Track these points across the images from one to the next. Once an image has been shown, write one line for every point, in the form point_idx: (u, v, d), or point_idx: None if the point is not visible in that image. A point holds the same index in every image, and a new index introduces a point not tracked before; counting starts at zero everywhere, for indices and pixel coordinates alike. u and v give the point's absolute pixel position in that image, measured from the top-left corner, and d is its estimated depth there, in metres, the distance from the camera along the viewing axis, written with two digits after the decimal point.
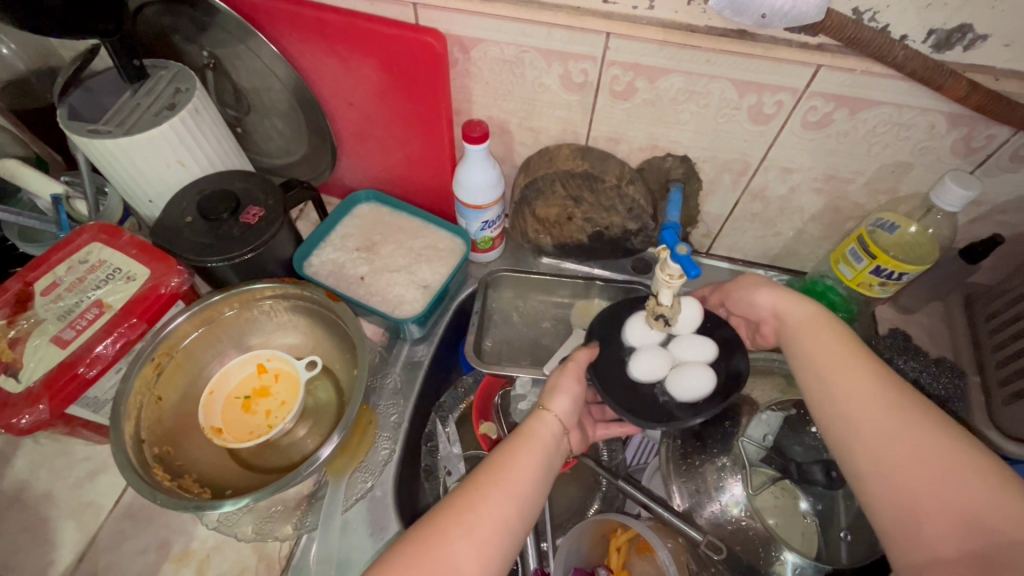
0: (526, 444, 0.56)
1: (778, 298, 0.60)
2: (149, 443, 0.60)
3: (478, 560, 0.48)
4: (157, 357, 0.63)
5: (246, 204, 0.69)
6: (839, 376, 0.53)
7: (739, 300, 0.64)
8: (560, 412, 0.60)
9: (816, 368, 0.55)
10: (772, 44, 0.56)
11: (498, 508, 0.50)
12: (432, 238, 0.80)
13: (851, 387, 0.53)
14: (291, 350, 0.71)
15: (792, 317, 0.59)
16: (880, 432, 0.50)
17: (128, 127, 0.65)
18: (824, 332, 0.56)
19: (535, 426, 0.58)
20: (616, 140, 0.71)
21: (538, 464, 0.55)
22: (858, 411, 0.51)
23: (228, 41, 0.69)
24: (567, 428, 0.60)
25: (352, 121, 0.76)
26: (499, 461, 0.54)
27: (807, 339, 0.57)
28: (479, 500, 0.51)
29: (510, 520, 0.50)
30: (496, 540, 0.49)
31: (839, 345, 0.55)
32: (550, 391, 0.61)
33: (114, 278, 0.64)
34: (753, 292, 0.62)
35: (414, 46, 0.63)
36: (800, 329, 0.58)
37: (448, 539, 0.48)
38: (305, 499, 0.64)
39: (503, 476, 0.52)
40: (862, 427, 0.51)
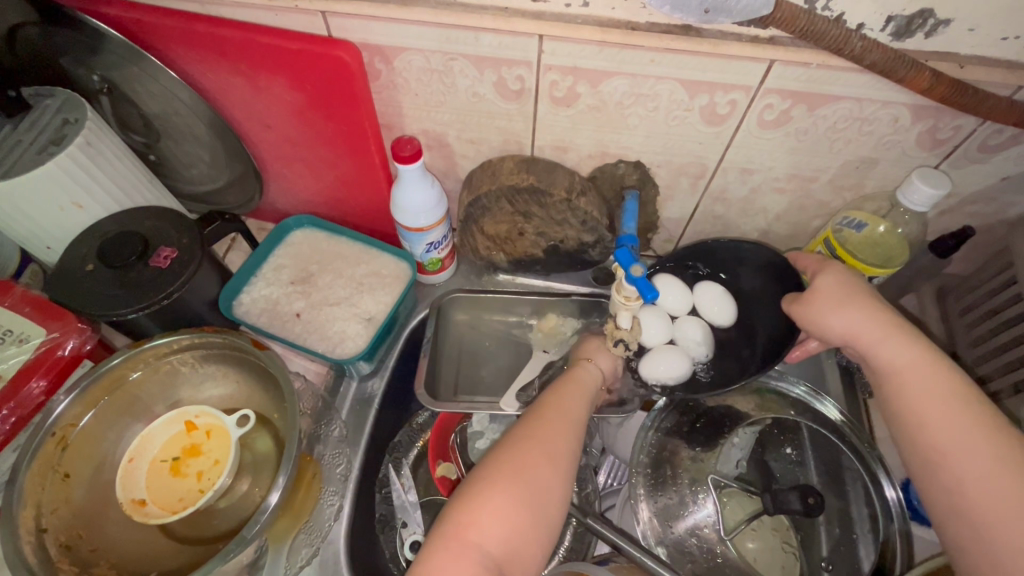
0: (575, 388, 0.58)
1: (863, 329, 0.54)
2: (54, 531, 0.53)
3: (557, 487, 0.51)
4: (59, 430, 0.56)
5: (155, 245, 0.61)
6: (935, 411, 0.50)
7: (810, 320, 0.56)
8: (602, 364, 0.62)
9: (909, 401, 0.51)
10: (721, 39, 0.51)
11: (568, 442, 0.53)
12: (374, 264, 0.73)
13: (951, 433, 0.49)
14: (223, 401, 0.64)
15: (880, 353, 0.54)
16: (980, 477, 0.47)
17: (5, 169, 0.57)
18: (925, 373, 0.52)
19: (582, 375, 0.60)
20: (563, 149, 0.66)
21: (588, 406, 0.58)
22: (950, 425, 0.49)
23: (118, 64, 0.61)
24: (607, 379, 0.62)
25: (272, 143, 0.70)
26: (558, 402, 0.56)
27: (902, 377, 0.52)
28: (551, 431, 0.53)
29: (574, 451, 0.53)
30: (568, 470, 0.52)
31: (941, 387, 0.51)
32: (594, 346, 0.64)
33: (5, 342, 0.57)
34: (834, 313, 0.54)
35: (325, 61, 0.57)
36: (895, 365, 0.53)
37: (527, 471, 0.50)
38: (244, 571, 0.56)
39: (565, 413, 0.55)
40: (958, 466, 0.48)
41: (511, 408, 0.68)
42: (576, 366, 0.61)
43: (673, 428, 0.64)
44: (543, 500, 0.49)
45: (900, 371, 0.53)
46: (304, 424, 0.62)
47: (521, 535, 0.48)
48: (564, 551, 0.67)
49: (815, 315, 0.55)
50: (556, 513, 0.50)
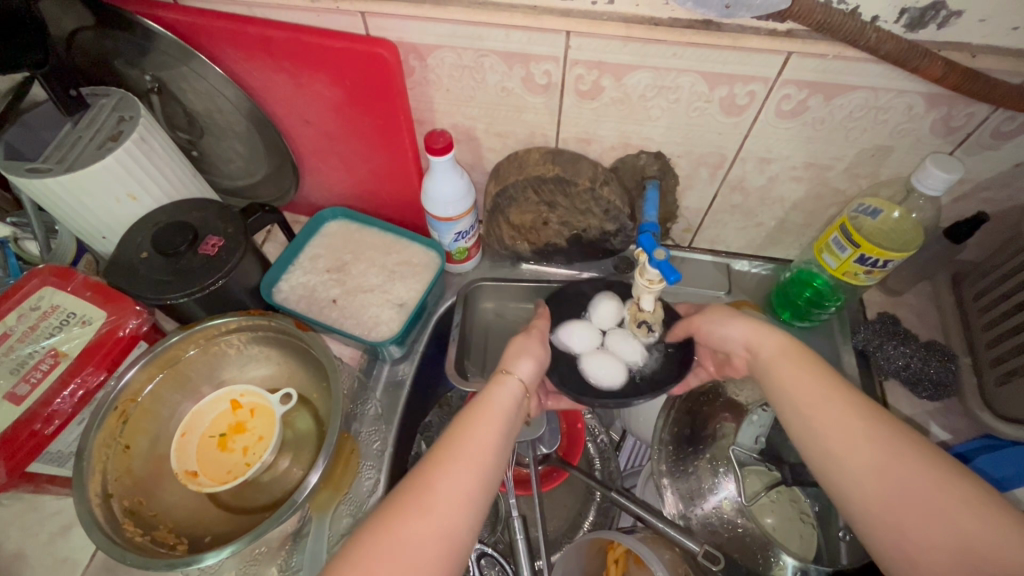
0: (478, 412, 0.52)
1: (749, 330, 0.56)
2: (119, 496, 0.58)
3: (437, 532, 0.44)
4: (121, 405, 0.60)
5: (204, 234, 0.65)
6: (824, 413, 0.49)
7: (711, 331, 0.60)
8: (523, 376, 0.57)
9: (800, 404, 0.51)
10: (741, 33, 0.53)
11: (455, 480, 0.47)
12: (406, 253, 0.77)
13: (843, 433, 0.48)
14: (265, 382, 0.68)
15: (763, 351, 0.55)
16: (880, 475, 0.45)
17: (68, 163, 0.61)
18: (802, 366, 0.52)
19: (493, 394, 0.54)
20: (587, 141, 0.68)
21: (496, 431, 0.51)
22: (846, 441, 0.47)
23: (170, 64, 0.65)
24: (527, 390, 0.57)
25: (310, 138, 0.73)
26: (455, 424, 0.51)
27: (787, 374, 0.52)
28: (428, 467, 0.48)
29: (468, 489, 0.47)
30: (454, 514, 0.45)
31: (821, 381, 0.51)
32: (511, 357, 0.59)
33: (69, 323, 0.61)
34: (731, 321, 0.58)
35: (363, 58, 0.60)
36: (777, 365, 0.53)
37: (399, 513, 0.45)
38: (290, 538, 0.62)
39: (453, 445, 0.49)
40: (857, 469, 0.46)
41: None
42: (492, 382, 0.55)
43: (693, 407, 0.66)
44: (421, 551, 0.43)
45: (784, 370, 0.52)
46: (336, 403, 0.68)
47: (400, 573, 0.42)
48: (588, 525, 0.70)
49: (720, 321, 0.59)
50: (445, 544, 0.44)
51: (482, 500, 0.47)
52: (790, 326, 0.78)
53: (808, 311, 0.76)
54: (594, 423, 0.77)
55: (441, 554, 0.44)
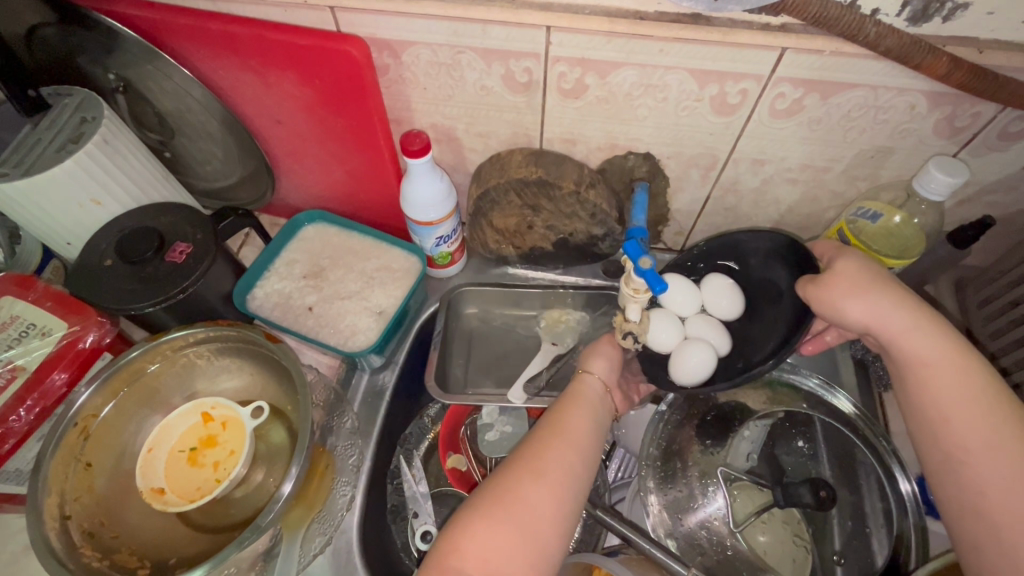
0: (575, 402, 0.58)
1: (874, 313, 0.52)
2: (78, 518, 0.55)
3: (554, 507, 0.50)
4: (81, 421, 0.57)
5: (171, 240, 0.62)
6: (961, 415, 0.49)
7: (827, 307, 0.53)
8: (601, 373, 0.61)
9: (936, 403, 0.50)
10: (731, 27, 0.50)
11: (564, 459, 0.53)
12: (385, 258, 0.74)
13: (976, 438, 0.48)
14: (238, 393, 0.65)
15: (891, 335, 0.52)
16: (994, 478, 0.47)
17: (26, 167, 0.59)
18: (952, 367, 0.50)
19: (580, 388, 0.60)
20: (572, 142, 0.65)
21: (592, 418, 0.57)
22: (975, 445, 0.48)
23: (134, 62, 0.62)
24: (611, 387, 0.61)
25: (283, 139, 0.70)
26: (555, 419, 0.56)
27: (928, 375, 0.51)
28: (546, 451, 0.53)
29: (574, 469, 0.53)
30: (565, 490, 0.51)
31: (967, 385, 0.49)
32: (588, 354, 0.63)
33: (27, 336, 0.58)
34: (856, 299, 0.52)
35: (332, 56, 0.57)
36: (920, 363, 0.51)
37: (521, 491, 0.50)
38: (261, 558, 0.58)
39: (558, 437, 0.54)
40: (981, 473, 0.47)
41: (518, 400, 0.68)
42: (577, 380, 0.61)
43: (680, 420, 0.65)
44: (539, 523, 0.49)
45: (929, 370, 0.51)
46: (315, 415, 0.63)
47: (516, 554, 0.47)
48: (574, 543, 0.66)
49: (831, 301, 0.53)
50: (553, 531, 0.49)
51: (586, 478, 0.53)
52: None
53: None
54: None
55: (555, 529, 0.49)
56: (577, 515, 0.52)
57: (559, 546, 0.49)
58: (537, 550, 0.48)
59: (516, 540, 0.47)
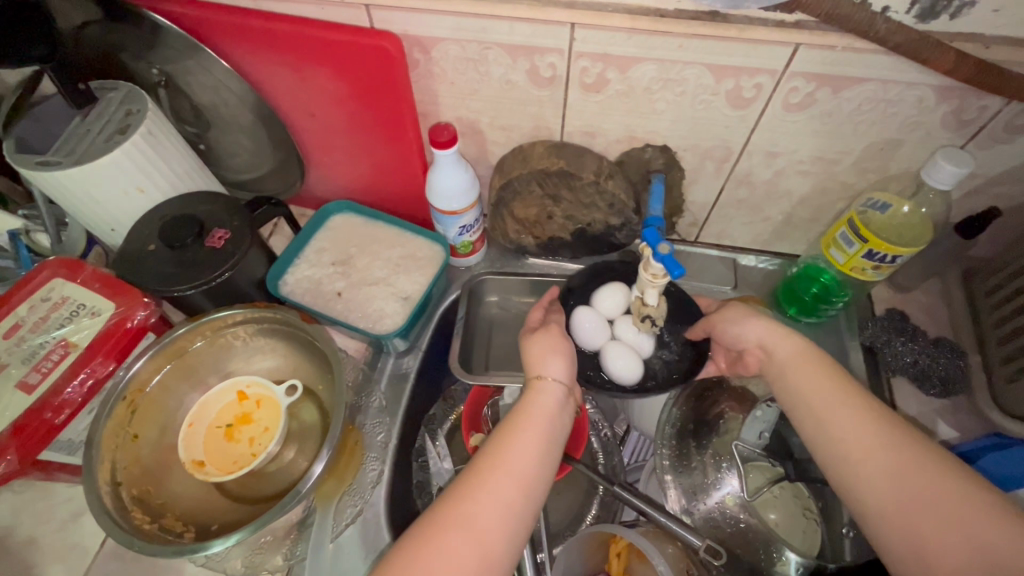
0: (525, 420, 0.52)
1: (765, 330, 0.57)
2: (127, 485, 0.59)
3: (484, 555, 0.43)
4: (129, 395, 0.61)
5: (210, 227, 0.66)
6: (833, 411, 0.49)
7: (723, 333, 0.61)
8: (558, 375, 0.56)
9: (807, 400, 0.51)
10: (747, 24, 0.53)
11: (501, 490, 0.47)
12: (410, 247, 0.77)
13: (845, 424, 0.49)
14: (271, 373, 0.68)
15: (779, 350, 0.55)
16: (888, 473, 0.46)
17: (77, 156, 0.62)
18: (818, 370, 0.52)
19: (536, 397, 0.54)
20: (591, 134, 0.68)
21: (541, 437, 0.51)
22: (857, 445, 0.47)
23: (177, 57, 0.65)
24: (569, 388, 0.56)
25: (315, 132, 0.74)
26: (494, 445, 0.50)
27: (798, 374, 0.53)
28: (477, 492, 0.46)
29: (513, 500, 0.46)
30: (499, 524, 0.45)
31: (830, 379, 0.51)
32: (541, 354, 0.58)
33: (79, 315, 0.62)
34: (744, 323, 0.58)
35: (368, 51, 0.60)
36: (787, 364, 0.54)
37: (440, 543, 0.44)
38: (295, 527, 0.63)
39: (497, 464, 0.48)
40: (866, 468, 0.47)
41: None
42: (531, 390, 0.55)
43: (696, 403, 0.67)
44: (459, 568, 0.43)
45: (796, 368, 0.53)
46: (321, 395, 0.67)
47: None
48: (591, 519, 0.70)
49: (735, 320, 0.59)
50: None
51: (527, 509, 0.47)
52: (796, 322, 0.77)
53: (815, 306, 0.75)
54: (597, 416, 0.75)
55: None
56: (515, 554, 0.46)
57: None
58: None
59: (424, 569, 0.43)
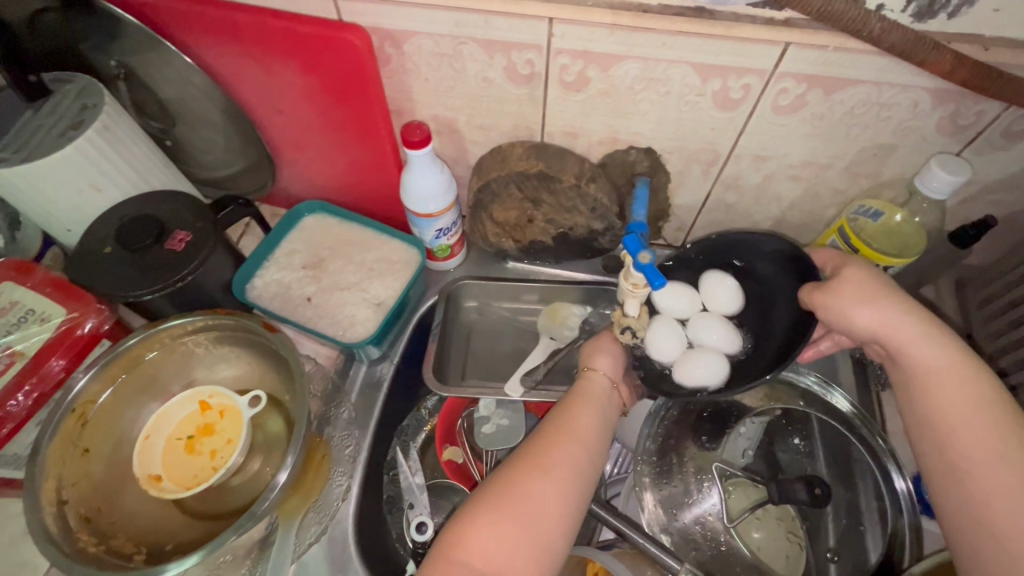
0: (582, 399, 0.58)
1: (889, 320, 0.52)
2: (74, 504, 0.55)
3: (558, 502, 0.50)
4: (78, 408, 0.57)
5: (171, 228, 0.62)
6: (965, 425, 0.49)
7: (835, 313, 0.53)
8: (607, 369, 0.61)
9: (931, 395, 0.51)
10: (734, 21, 0.50)
11: (570, 455, 0.53)
12: (385, 250, 0.74)
13: (966, 425, 0.49)
14: (235, 382, 0.65)
15: (904, 341, 0.52)
16: (992, 478, 0.47)
17: (27, 153, 0.59)
18: (956, 374, 0.50)
19: (587, 385, 0.60)
20: (573, 135, 0.65)
21: (597, 416, 0.57)
22: (971, 447, 0.48)
23: (136, 48, 0.62)
24: (617, 382, 0.61)
25: (284, 129, 0.70)
26: (560, 416, 0.57)
27: (933, 385, 0.51)
28: (552, 448, 0.53)
29: (579, 464, 0.53)
30: (571, 486, 0.51)
31: (972, 396, 0.49)
32: (592, 351, 0.63)
33: (27, 321, 0.58)
34: (863, 305, 0.52)
35: (334, 44, 0.57)
36: (924, 373, 0.51)
37: (526, 488, 0.50)
38: (256, 545, 0.59)
39: (565, 429, 0.55)
40: (983, 483, 0.47)
41: (516, 394, 0.69)
42: (582, 379, 0.60)
43: (680, 416, 0.64)
44: (544, 513, 0.49)
45: (937, 379, 0.51)
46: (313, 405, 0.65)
47: (513, 549, 0.47)
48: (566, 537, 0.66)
49: (838, 310, 0.53)
50: (554, 528, 0.49)
51: (592, 470, 0.54)
52: None
53: None
54: None
55: (558, 525, 0.49)
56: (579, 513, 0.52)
57: (563, 543, 0.50)
58: (544, 546, 0.48)
59: (516, 519, 0.48)
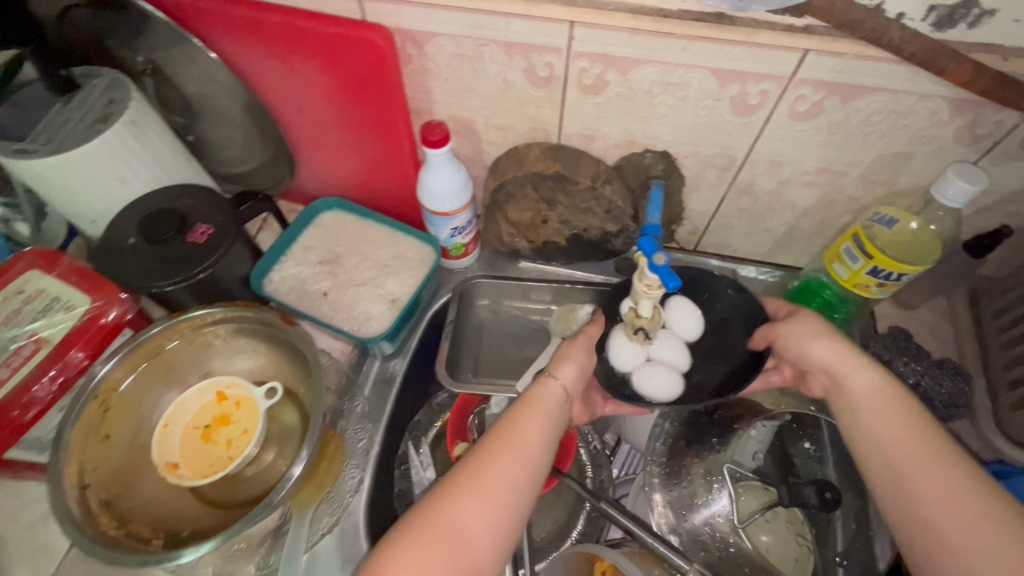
0: (531, 409, 0.53)
1: (837, 354, 0.54)
2: (95, 488, 0.57)
3: (488, 527, 0.46)
4: (101, 394, 0.59)
5: (193, 222, 0.63)
6: (903, 449, 0.48)
7: (791, 348, 0.57)
8: (567, 379, 0.57)
9: (874, 432, 0.50)
10: (755, 27, 0.50)
11: (509, 473, 0.49)
12: (400, 247, 0.75)
13: (912, 458, 0.47)
14: (251, 374, 0.66)
15: (851, 380, 0.53)
16: (948, 517, 0.44)
17: (56, 145, 0.60)
18: (892, 406, 0.50)
19: (540, 392, 0.55)
20: (590, 138, 0.66)
21: (546, 428, 0.53)
22: (923, 488, 0.46)
23: (163, 45, 0.63)
24: (572, 394, 0.57)
25: (304, 126, 0.71)
26: (504, 426, 0.52)
27: (874, 414, 0.50)
28: (489, 466, 0.49)
29: (518, 483, 0.49)
30: (506, 509, 0.47)
31: (903, 417, 0.49)
32: (558, 357, 0.58)
33: (52, 309, 0.60)
34: (817, 341, 0.55)
35: (357, 44, 0.58)
36: (858, 401, 0.52)
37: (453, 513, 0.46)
38: (270, 535, 0.61)
39: (506, 443, 0.50)
40: (941, 527, 0.44)
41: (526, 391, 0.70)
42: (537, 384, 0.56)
43: (689, 420, 0.65)
44: (472, 543, 0.45)
45: (876, 414, 0.50)
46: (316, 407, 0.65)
47: None
48: (576, 535, 0.68)
49: (800, 338, 0.56)
50: (482, 557, 0.45)
51: (530, 492, 0.49)
52: None
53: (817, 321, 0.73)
54: (587, 427, 0.74)
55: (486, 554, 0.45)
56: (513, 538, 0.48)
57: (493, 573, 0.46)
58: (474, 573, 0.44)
59: (439, 548, 0.44)
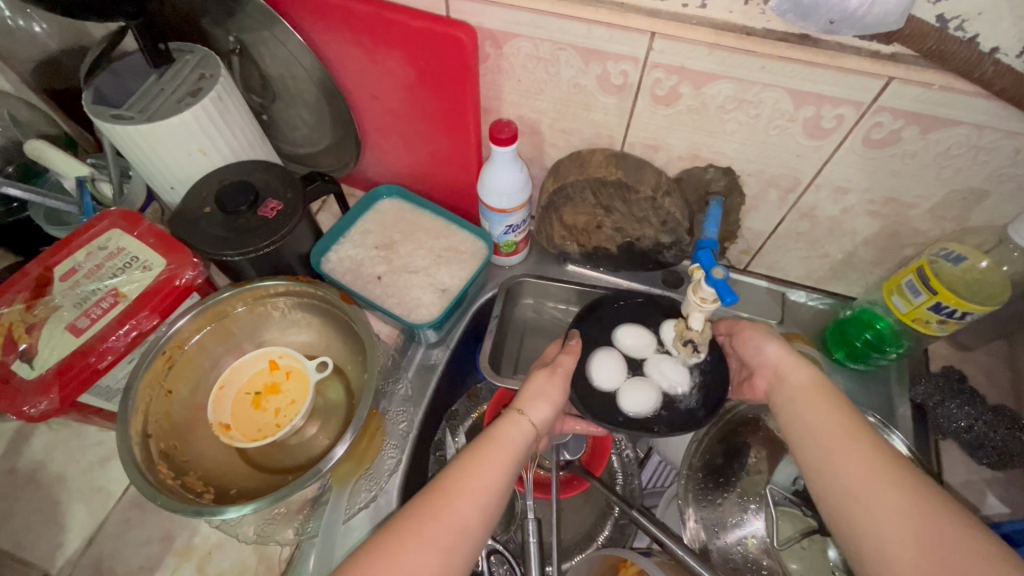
0: (492, 448, 0.52)
1: (784, 355, 0.57)
2: (156, 438, 0.60)
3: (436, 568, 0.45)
4: (167, 350, 0.63)
5: (264, 197, 0.66)
6: (872, 495, 0.46)
7: (747, 344, 0.60)
8: (536, 417, 0.55)
9: (809, 425, 0.52)
10: (840, 51, 0.50)
11: (460, 517, 0.47)
12: (453, 239, 0.77)
13: (843, 447, 0.49)
14: (303, 348, 0.69)
15: (793, 377, 0.55)
16: (873, 502, 0.46)
17: (149, 114, 0.64)
18: (822, 399, 0.52)
19: (507, 429, 0.53)
20: (654, 148, 0.66)
21: (507, 471, 0.51)
22: (853, 479, 0.47)
23: (254, 27, 0.66)
24: (538, 434, 0.56)
25: (375, 114, 0.74)
26: (464, 463, 0.51)
27: (805, 407, 0.53)
28: (442, 509, 0.47)
29: (470, 528, 0.47)
30: (455, 549, 0.46)
31: (838, 416, 0.51)
32: (532, 393, 0.57)
33: (131, 266, 0.63)
34: (767, 342, 0.58)
35: (443, 41, 0.60)
36: (825, 444, 0.50)
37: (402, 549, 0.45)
38: (309, 503, 0.63)
39: (464, 481, 0.49)
40: (868, 513, 0.46)
41: None
42: (505, 420, 0.54)
43: (727, 437, 0.65)
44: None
45: (808, 407, 0.52)
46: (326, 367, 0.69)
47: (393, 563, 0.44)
48: (603, 539, 0.70)
49: (757, 338, 0.59)
50: None
51: (484, 533, 0.48)
52: (842, 366, 0.74)
53: (866, 354, 0.71)
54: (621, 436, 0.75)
55: None
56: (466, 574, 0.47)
57: None
58: None
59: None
